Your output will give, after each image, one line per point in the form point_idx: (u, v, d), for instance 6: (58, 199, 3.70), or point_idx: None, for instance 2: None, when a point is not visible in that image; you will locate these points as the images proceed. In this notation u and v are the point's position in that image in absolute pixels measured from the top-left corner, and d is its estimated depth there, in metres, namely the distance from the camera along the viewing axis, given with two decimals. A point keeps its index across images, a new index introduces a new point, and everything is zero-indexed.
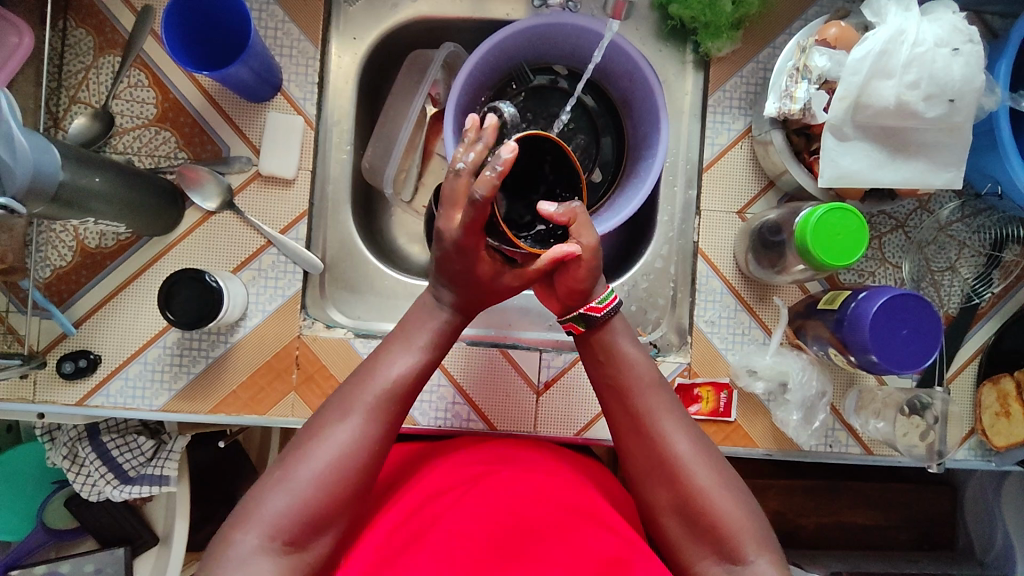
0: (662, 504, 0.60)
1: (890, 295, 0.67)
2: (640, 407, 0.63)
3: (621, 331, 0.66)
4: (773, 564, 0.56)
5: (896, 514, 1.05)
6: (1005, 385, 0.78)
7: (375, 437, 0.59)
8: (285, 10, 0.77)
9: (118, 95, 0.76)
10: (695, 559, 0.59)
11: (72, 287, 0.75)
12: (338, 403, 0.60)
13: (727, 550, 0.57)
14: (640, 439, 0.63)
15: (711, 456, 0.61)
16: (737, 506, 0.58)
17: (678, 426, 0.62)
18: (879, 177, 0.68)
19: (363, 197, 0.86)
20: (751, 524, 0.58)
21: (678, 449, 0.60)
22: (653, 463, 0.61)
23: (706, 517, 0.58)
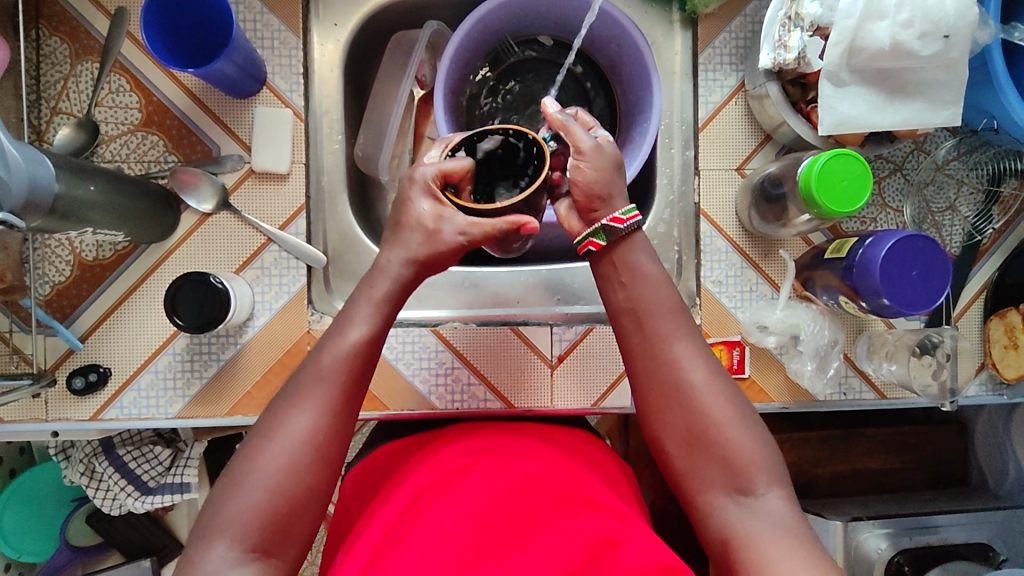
0: (675, 433, 0.59)
1: (897, 237, 0.67)
2: (655, 331, 0.61)
3: (642, 247, 0.64)
4: (783, 497, 0.56)
5: (910, 457, 1.06)
6: (1012, 319, 0.80)
7: (328, 430, 0.57)
8: (262, 1, 0.75)
9: (100, 102, 0.74)
10: (702, 490, 0.58)
11: (74, 301, 0.74)
12: (284, 401, 0.58)
13: (738, 480, 0.57)
14: (652, 360, 0.61)
15: (724, 383, 0.60)
16: (748, 437, 0.58)
17: (691, 350, 0.61)
18: (879, 120, 0.68)
19: (359, 187, 0.85)
20: (764, 457, 0.58)
21: (691, 373, 0.59)
22: (666, 389, 0.60)
23: (717, 442, 0.58)
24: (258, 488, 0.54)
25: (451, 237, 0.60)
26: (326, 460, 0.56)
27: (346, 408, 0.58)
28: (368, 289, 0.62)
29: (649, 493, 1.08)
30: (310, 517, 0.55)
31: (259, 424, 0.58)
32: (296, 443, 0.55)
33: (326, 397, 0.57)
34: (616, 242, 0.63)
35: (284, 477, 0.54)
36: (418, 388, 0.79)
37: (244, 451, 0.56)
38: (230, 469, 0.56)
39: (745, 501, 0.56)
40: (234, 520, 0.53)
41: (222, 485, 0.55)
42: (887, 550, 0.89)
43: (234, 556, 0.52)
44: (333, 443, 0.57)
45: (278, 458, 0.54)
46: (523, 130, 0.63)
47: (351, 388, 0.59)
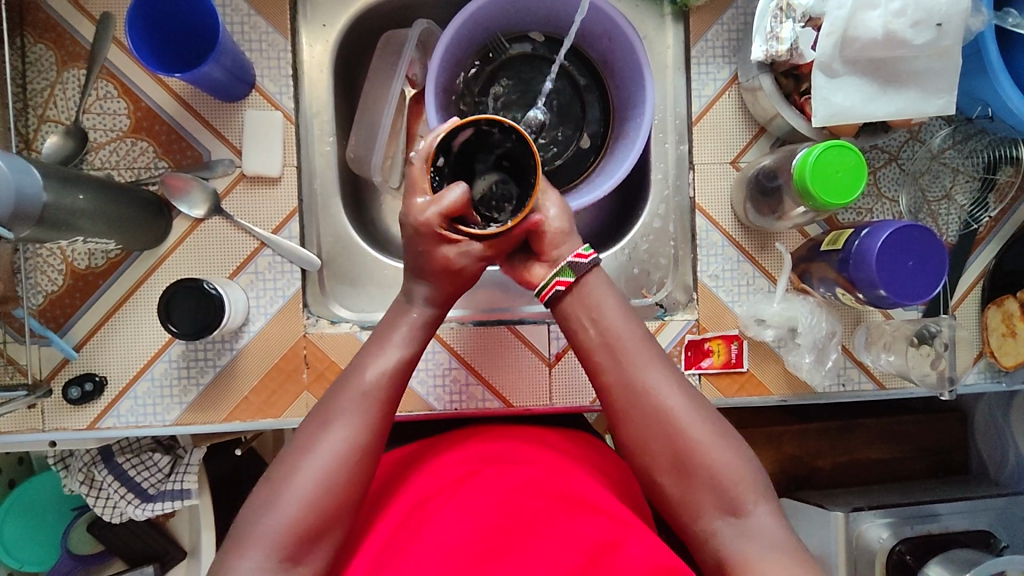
0: (660, 459, 0.59)
1: (894, 228, 0.67)
2: (630, 360, 0.62)
3: (602, 284, 0.65)
4: (772, 512, 0.57)
5: (910, 445, 1.07)
6: (1010, 307, 0.80)
7: (363, 444, 0.59)
8: (249, 3, 0.75)
9: (88, 109, 0.73)
10: (695, 513, 0.58)
11: (67, 310, 0.73)
12: (318, 417, 0.60)
13: (728, 500, 0.57)
14: (629, 391, 0.61)
15: (704, 409, 0.61)
16: (735, 458, 0.58)
17: (667, 378, 0.61)
18: (873, 110, 0.67)
19: (351, 188, 0.85)
20: (750, 475, 0.58)
21: (670, 401, 0.60)
22: (646, 416, 0.60)
23: (704, 464, 0.58)
24: (290, 502, 0.55)
25: (473, 265, 0.66)
26: (355, 476, 0.58)
27: (381, 425, 0.60)
28: (403, 319, 0.66)
29: None
30: (337, 531, 0.57)
31: (294, 439, 0.59)
32: (332, 456, 0.57)
33: (361, 414, 0.59)
34: (582, 277, 0.65)
35: (319, 491, 0.56)
36: (417, 390, 0.78)
37: (276, 466, 0.58)
38: (267, 482, 0.57)
39: (736, 521, 0.57)
40: (267, 533, 0.54)
41: (256, 498, 0.56)
42: (888, 539, 0.89)
43: (268, 569, 0.53)
44: (368, 459, 0.59)
45: (314, 471, 0.56)
46: (496, 119, 0.63)
47: (385, 405, 0.61)
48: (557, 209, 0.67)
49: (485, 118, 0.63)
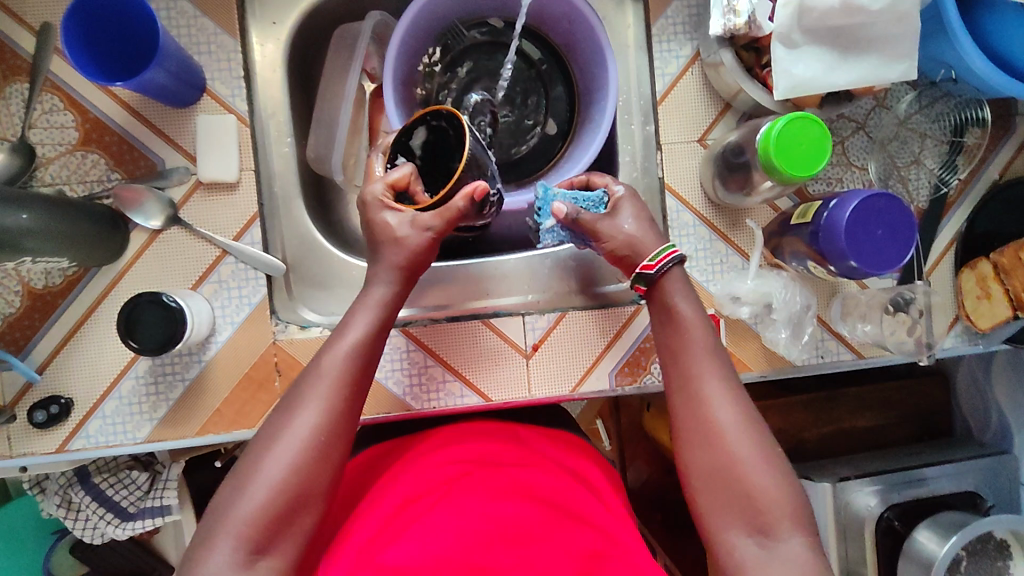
0: (700, 471, 0.59)
1: (861, 197, 0.66)
2: (690, 369, 0.62)
3: (678, 288, 0.66)
4: (806, 543, 0.56)
5: (895, 411, 1.07)
6: (983, 269, 0.80)
7: (332, 426, 0.58)
8: (194, 5, 0.72)
9: (34, 123, 0.71)
10: (721, 530, 0.58)
11: (27, 332, 0.71)
12: (289, 401, 0.58)
13: (760, 521, 0.57)
14: (686, 398, 0.62)
15: (754, 423, 0.60)
16: (774, 479, 0.57)
17: (723, 391, 0.61)
18: (834, 80, 0.65)
19: (314, 188, 0.83)
20: (789, 501, 0.57)
21: (721, 414, 0.59)
22: (697, 426, 0.60)
23: (741, 482, 0.57)
24: (259, 491, 0.54)
25: (422, 236, 0.63)
26: (323, 461, 0.57)
27: (349, 409, 0.59)
28: (366, 297, 0.64)
29: None
30: (305, 520, 0.56)
31: (267, 425, 0.58)
32: (301, 440, 0.56)
33: (328, 396, 0.58)
34: (655, 283, 0.66)
35: (286, 477, 0.55)
36: (392, 390, 0.77)
37: (246, 455, 0.57)
38: (238, 470, 0.56)
39: (764, 543, 0.56)
40: (234, 523, 0.53)
41: (227, 487, 0.55)
42: (876, 506, 0.89)
43: (236, 561, 0.52)
44: (333, 443, 0.57)
45: (283, 457, 0.55)
46: (433, 107, 0.65)
47: (352, 388, 0.59)
48: (632, 222, 0.68)
49: (428, 107, 0.65)
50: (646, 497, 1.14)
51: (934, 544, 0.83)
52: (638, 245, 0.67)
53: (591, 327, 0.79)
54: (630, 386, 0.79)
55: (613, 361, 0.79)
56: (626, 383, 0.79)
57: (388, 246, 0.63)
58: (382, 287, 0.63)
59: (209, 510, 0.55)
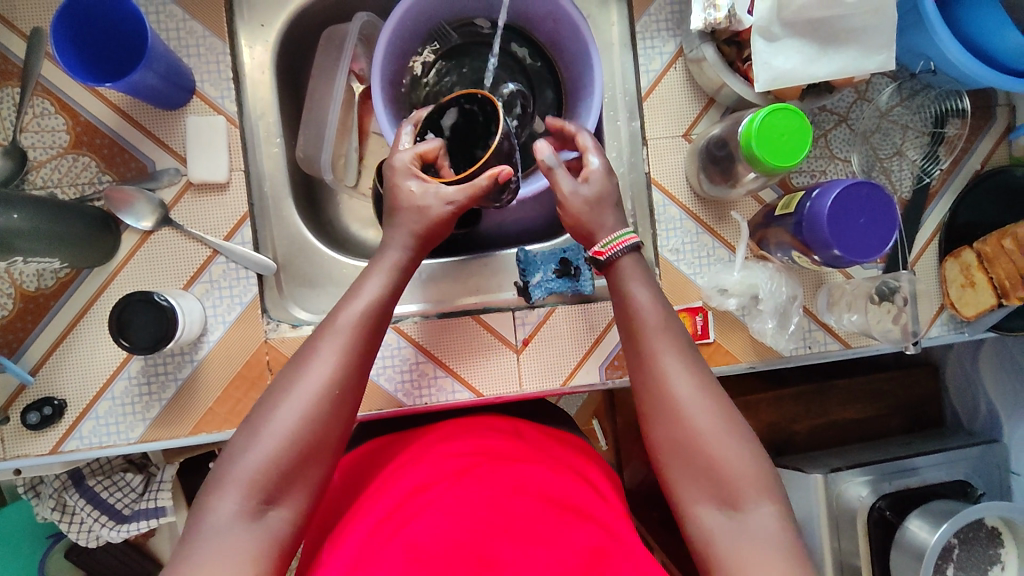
0: (664, 447, 0.60)
1: (843, 186, 0.67)
2: (649, 347, 0.62)
3: (630, 272, 0.65)
4: (773, 510, 0.56)
5: (885, 403, 1.08)
6: (967, 258, 0.81)
7: (347, 381, 0.58)
8: (183, 8, 0.73)
9: (25, 127, 0.72)
10: (692, 503, 0.58)
11: (20, 334, 0.72)
12: (302, 355, 0.59)
13: (727, 494, 0.57)
14: (645, 374, 0.62)
15: (715, 397, 0.60)
16: (739, 453, 0.58)
17: (680, 368, 0.61)
18: (814, 72, 0.66)
19: (304, 189, 0.84)
20: (755, 471, 0.58)
21: (682, 391, 0.60)
22: (657, 405, 0.61)
23: (706, 456, 0.58)
24: (271, 441, 0.55)
25: (441, 209, 0.64)
26: (334, 415, 0.57)
27: (358, 367, 0.60)
28: (380, 261, 0.65)
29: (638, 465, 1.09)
30: (313, 474, 0.56)
31: (281, 374, 0.59)
32: (315, 392, 0.57)
33: (343, 352, 0.59)
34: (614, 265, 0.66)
35: (296, 432, 0.55)
36: (385, 387, 0.78)
37: (257, 408, 0.57)
38: (248, 423, 0.57)
39: (733, 516, 0.57)
40: (244, 473, 0.54)
41: (240, 437, 0.56)
42: (868, 496, 0.90)
43: (245, 510, 0.53)
44: (343, 397, 0.58)
45: (296, 409, 0.56)
46: (470, 91, 0.68)
47: (364, 347, 0.60)
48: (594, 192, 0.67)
49: (463, 89, 0.68)
50: (641, 493, 1.15)
51: (925, 533, 0.84)
52: (591, 225, 0.67)
53: (579, 322, 0.80)
54: (621, 379, 0.80)
55: (602, 355, 0.80)
56: (616, 377, 0.80)
57: (407, 211, 0.64)
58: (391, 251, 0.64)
59: (218, 462, 0.56)
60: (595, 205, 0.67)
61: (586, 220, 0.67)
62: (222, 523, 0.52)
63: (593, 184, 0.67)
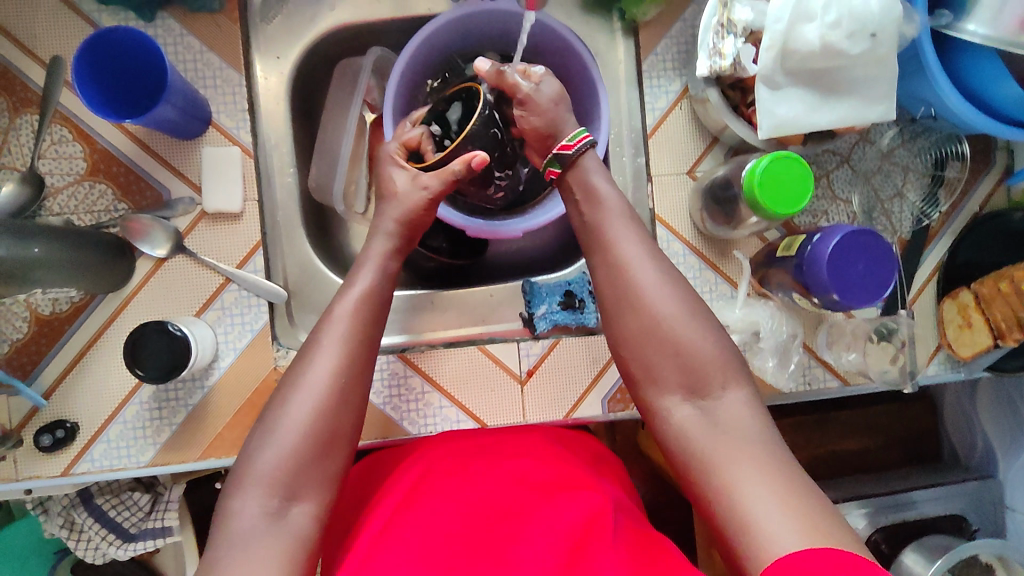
0: (631, 337, 0.63)
1: (843, 233, 0.68)
2: (608, 236, 0.66)
3: (592, 168, 0.70)
4: (741, 393, 0.59)
5: (882, 436, 1.11)
6: (964, 298, 0.83)
7: (352, 365, 0.62)
8: (200, 40, 0.74)
9: (44, 154, 0.73)
10: (660, 394, 0.61)
11: (34, 357, 0.73)
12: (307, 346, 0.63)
13: (695, 382, 0.60)
14: (606, 267, 0.65)
15: (677, 283, 0.64)
16: (706, 339, 0.61)
17: (641, 252, 0.65)
18: (816, 120, 0.68)
19: (316, 218, 0.85)
20: (722, 356, 0.60)
21: (643, 277, 0.63)
22: (621, 295, 0.64)
23: (671, 341, 0.61)
24: (290, 431, 0.58)
25: (418, 194, 0.72)
26: (344, 404, 0.60)
27: (361, 359, 0.63)
28: (370, 252, 0.70)
29: (640, 490, 1.10)
30: (332, 467, 0.59)
31: (286, 375, 0.61)
32: (324, 379, 0.60)
33: (345, 338, 0.62)
34: (569, 165, 0.70)
35: (311, 428, 0.58)
36: (391, 415, 0.79)
37: (271, 409, 0.60)
38: (263, 423, 0.59)
39: (702, 405, 0.59)
40: (267, 470, 0.56)
41: (255, 435, 0.59)
42: (865, 528, 0.94)
43: (268, 510, 0.55)
44: (350, 386, 0.61)
45: (309, 397, 0.59)
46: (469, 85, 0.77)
47: (366, 329, 0.64)
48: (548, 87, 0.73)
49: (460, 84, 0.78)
50: None
51: (920, 567, 0.86)
52: (558, 124, 0.72)
53: (583, 354, 0.81)
54: (623, 412, 0.81)
55: (605, 387, 0.81)
56: (618, 410, 0.81)
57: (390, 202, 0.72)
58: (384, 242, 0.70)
59: (238, 463, 0.58)
60: (554, 103, 0.73)
61: (552, 115, 0.72)
62: (250, 525, 0.54)
63: (549, 83, 0.73)
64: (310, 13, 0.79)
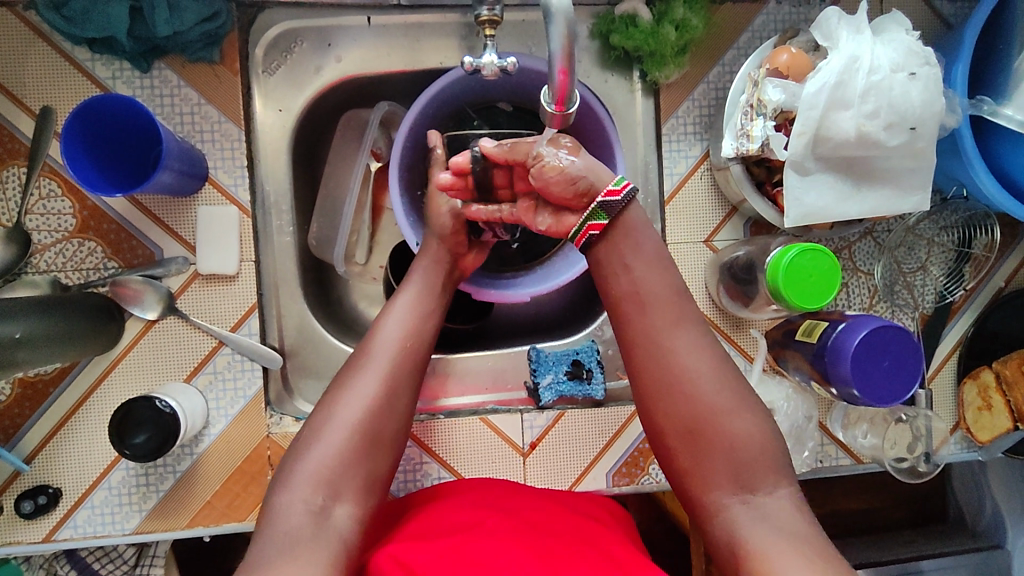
0: (676, 430, 0.59)
1: (870, 328, 0.65)
2: (654, 319, 0.61)
3: (637, 223, 0.63)
4: (790, 494, 0.55)
5: (889, 495, 1.07)
6: (986, 378, 0.80)
7: (386, 401, 0.62)
8: (198, 92, 0.71)
9: (31, 209, 0.69)
10: (708, 488, 0.57)
11: (16, 420, 0.70)
12: (342, 379, 0.63)
13: (744, 478, 0.56)
14: (651, 348, 0.60)
15: (725, 373, 0.60)
16: (755, 433, 0.57)
17: (692, 341, 0.60)
18: (846, 210, 0.64)
19: (314, 271, 0.82)
20: (770, 449, 0.57)
21: (693, 365, 0.59)
22: (665, 383, 0.59)
23: (720, 436, 0.57)
24: (314, 470, 0.57)
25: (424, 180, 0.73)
26: (386, 420, 0.61)
27: (405, 379, 0.64)
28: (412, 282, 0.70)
29: None
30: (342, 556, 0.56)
31: (329, 390, 0.63)
32: (359, 410, 0.60)
33: (383, 371, 0.63)
34: (616, 217, 0.62)
35: (353, 438, 0.59)
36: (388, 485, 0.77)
37: (293, 449, 0.60)
38: (284, 464, 0.59)
39: (750, 501, 0.55)
40: (284, 529, 0.54)
41: (300, 440, 0.60)
42: None
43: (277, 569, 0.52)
44: (393, 404, 0.62)
45: (338, 433, 0.59)
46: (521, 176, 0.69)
47: (402, 361, 0.64)
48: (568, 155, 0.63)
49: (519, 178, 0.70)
50: None
51: None
52: (592, 171, 0.63)
53: (590, 426, 0.78)
54: (628, 487, 0.78)
55: (611, 460, 0.78)
56: (623, 484, 0.78)
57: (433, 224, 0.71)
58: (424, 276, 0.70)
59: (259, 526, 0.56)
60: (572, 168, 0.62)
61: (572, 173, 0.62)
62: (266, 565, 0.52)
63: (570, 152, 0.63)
64: (316, 63, 0.76)
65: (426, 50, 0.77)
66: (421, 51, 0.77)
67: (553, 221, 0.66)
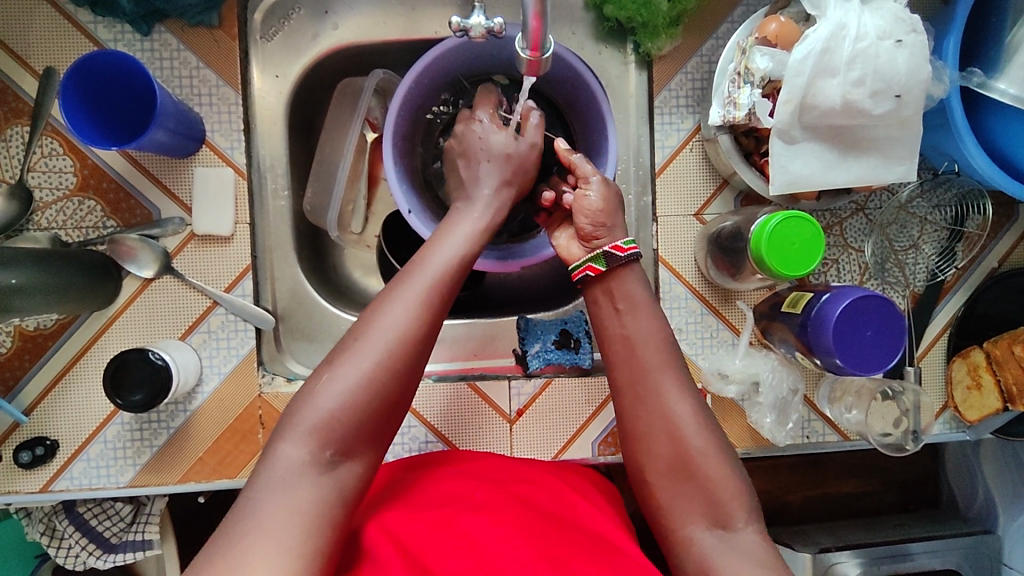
0: (660, 465, 0.59)
1: (854, 297, 0.65)
2: (648, 362, 0.61)
3: (635, 277, 0.66)
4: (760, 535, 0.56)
5: (882, 479, 1.07)
6: (975, 357, 0.80)
7: (415, 345, 0.58)
8: (197, 55, 0.72)
9: (33, 167, 0.71)
10: (684, 523, 0.57)
11: (16, 372, 0.72)
12: (372, 313, 0.59)
13: (719, 515, 0.57)
14: (639, 388, 0.61)
15: (707, 418, 0.60)
16: (732, 478, 0.58)
17: (677, 384, 0.60)
18: (831, 178, 0.65)
19: (309, 238, 0.84)
20: (743, 494, 0.57)
21: (677, 407, 0.59)
22: (650, 422, 0.60)
23: (701, 476, 0.57)
24: (322, 417, 0.54)
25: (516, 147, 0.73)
26: (401, 375, 0.57)
27: (432, 328, 0.59)
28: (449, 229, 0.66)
29: None
30: None
31: (354, 324, 0.59)
32: (383, 352, 0.56)
33: (415, 310, 0.58)
34: (613, 267, 0.66)
35: (370, 387, 0.55)
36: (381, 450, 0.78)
37: (303, 388, 0.56)
38: (291, 407, 0.56)
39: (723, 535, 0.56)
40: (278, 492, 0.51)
41: (312, 382, 0.56)
42: None
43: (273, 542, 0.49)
44: (414, 356, 0.58)
45: (354, 377, 0.55)
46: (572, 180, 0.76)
47: (437, 304, 0.60)
48: (598, 194, 0.69)
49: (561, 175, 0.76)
50: None
51: None
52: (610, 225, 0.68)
53: (577, 395, 0.79)
54: (613, 456, 0.79)
55: (597, 430, 0.79)
56: (609, 453, 0.79)
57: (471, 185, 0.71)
58: (477, 216, 0.68)
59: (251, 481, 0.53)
60: (603, 212, 0.68)
61: (599, 217, 0.68)
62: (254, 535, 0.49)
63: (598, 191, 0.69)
64: (313, 31, 0.77)
65: (422, 19, 0.78)
66: (417, 21, 0.78)
67: (565, 244, 0.73)
